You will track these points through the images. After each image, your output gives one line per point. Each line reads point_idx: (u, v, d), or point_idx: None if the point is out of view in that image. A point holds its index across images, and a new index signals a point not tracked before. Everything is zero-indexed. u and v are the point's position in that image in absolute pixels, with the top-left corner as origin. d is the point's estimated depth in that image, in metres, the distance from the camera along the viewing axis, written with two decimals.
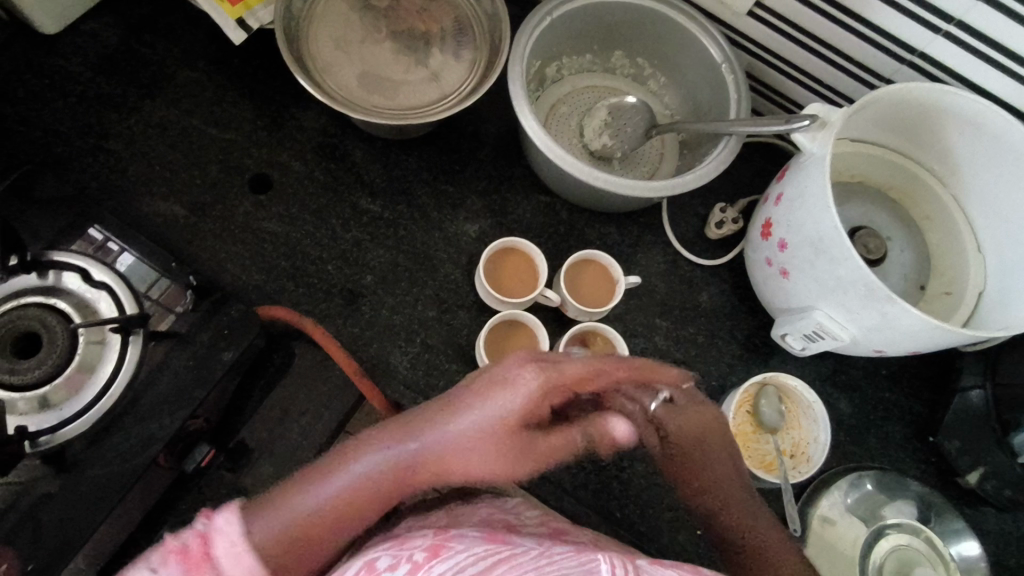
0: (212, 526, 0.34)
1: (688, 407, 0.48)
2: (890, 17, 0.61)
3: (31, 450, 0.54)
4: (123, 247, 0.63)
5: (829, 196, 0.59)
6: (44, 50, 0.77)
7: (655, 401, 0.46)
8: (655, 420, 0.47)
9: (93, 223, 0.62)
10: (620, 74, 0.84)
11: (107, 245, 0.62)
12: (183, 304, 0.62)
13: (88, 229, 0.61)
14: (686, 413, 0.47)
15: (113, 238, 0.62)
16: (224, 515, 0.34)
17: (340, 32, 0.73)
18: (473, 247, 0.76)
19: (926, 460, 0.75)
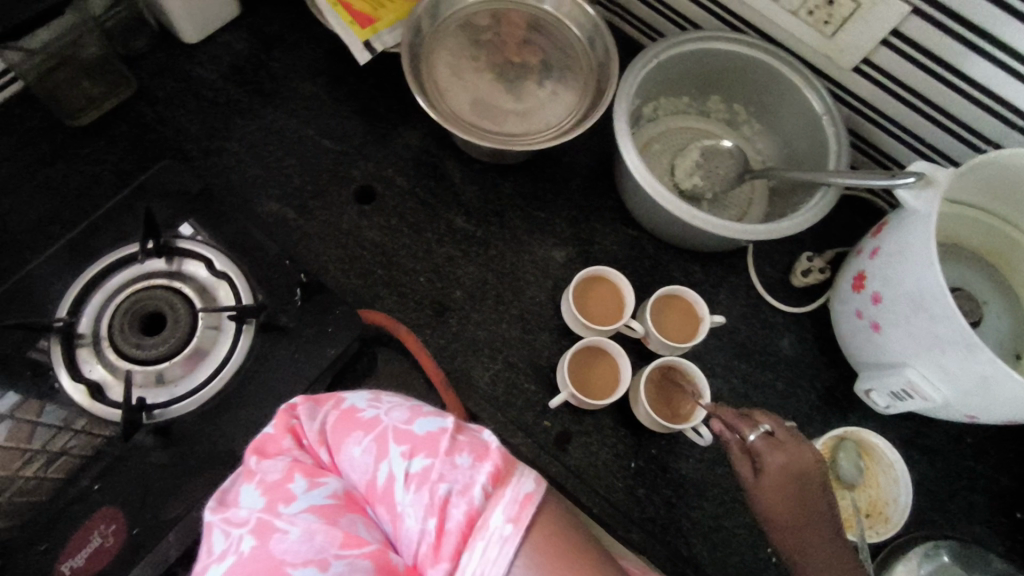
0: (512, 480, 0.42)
1: (787, 443, 0.56)
2: (1005, 82, 0.62)
3: (146, 422, 0.58)
4: (204, 242, 0.65)
5: (933, 254, 0.59)
6: (184, 57, 0.84)
7: (757, 433, 0.56)
8: (755, 450, 0.56)
9: (185, 219, 0.65)
10: (715, 118, 0.87)
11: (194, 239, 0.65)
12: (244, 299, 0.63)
13: (179, 225, 0.65)
14: (789, 448, 0.55)
15: (203, 233, 0.65)
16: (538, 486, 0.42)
17: (454, 59, 0.78)
18: (559, 272, 0.78)
19: (1012, 538, 0.71)
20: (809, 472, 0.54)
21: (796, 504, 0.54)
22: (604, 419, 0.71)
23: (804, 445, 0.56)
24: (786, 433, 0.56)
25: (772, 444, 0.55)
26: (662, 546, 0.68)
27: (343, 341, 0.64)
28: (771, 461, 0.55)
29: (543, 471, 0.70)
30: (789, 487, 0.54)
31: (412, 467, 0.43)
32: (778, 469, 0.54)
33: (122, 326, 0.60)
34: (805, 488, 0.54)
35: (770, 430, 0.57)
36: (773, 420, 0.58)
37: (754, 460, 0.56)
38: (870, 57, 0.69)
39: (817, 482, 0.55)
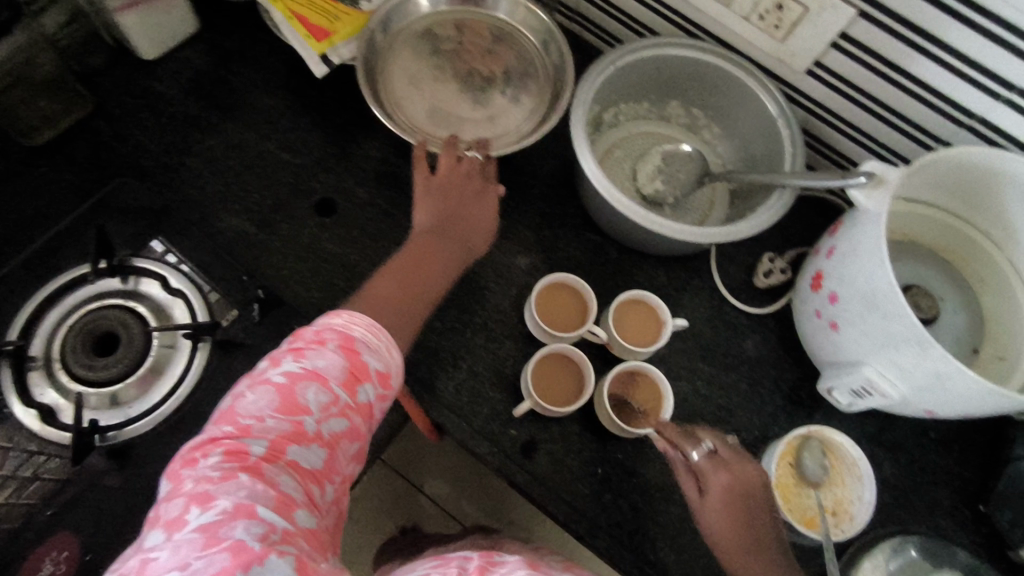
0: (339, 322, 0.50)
1: (731, 462, 0.60)
2: (950, 82, 0.63)
3: (99, 444, 0.57)
4: (182, 260, 0.65)
5: (884, 252, 0.59)
6: (142, 72, 0.83)
7: (699, 451, 0.61)
8: (701, 469, 0.60)
9: (157, 236, 0.65)
10: (675, 122, 0.88)
11: (167, 257, 0.65)
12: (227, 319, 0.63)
13: (151, 242, 0.65)
14: (732, 465, 0.60)
15: (173, 251, 0.65)
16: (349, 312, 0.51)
17: (413, 70, 0.78)
18: (523, 279, 0.78)
19: (975, 531, 0.72)
20: (751, 487, 0.59)
21: (740, 520, 0.58)
22: (569, 426, 0.71)
23: (745, 461, 0.60)
24: (729, 451, 0.61)
25: (717, 462, 0.60)
26: (629, 551, 0.68)
27: None
28: (715, 479, 0.59)
29: (509, 480, 0.70)
30: (733, 506, 0.58)
31: (290, 382, 0.46)
32: (721, 487, 0.59)
33: (73, 346, 0.59)
34: (748, 505, 0.58)
35: (713, 447, 0.61)
36: (716, 437, 0.62)
37: (699, 478, 0.60)
38: (821, 60, 0.70)
39: (760, 499, 0.59)
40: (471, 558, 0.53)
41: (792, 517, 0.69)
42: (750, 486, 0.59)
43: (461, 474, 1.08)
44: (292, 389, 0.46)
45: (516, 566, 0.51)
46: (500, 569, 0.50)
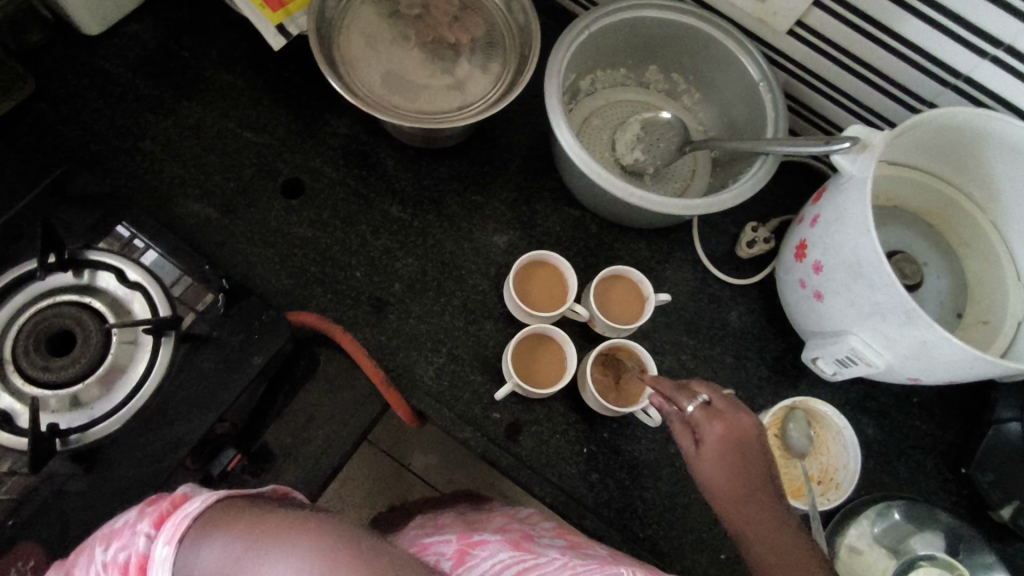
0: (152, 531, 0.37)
1: (725, 411, 0.55)
2: (936, 40, 0.60)
3: (61, 448, 0.54)
4: (148, 244, 0.62)
5: (869, 219, 0.58)
6: (86, 50, 0.78)
7: (695, 403, 0.56)
8: (694, 422, 0.56)
9: (121, 220, 0.62)
10: (654, 88, 0.84)
11: (132, 243, 0.62)
12: (205, 303, 0.61)
13: (115, 226, 0.62)
14: (727, 415, 0.55)
15: (140, 236, 0.62)
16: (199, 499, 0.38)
17: (376, 41, 0.74)
18: (501, 258, 0.75)
19: (957, 492, 0.73)
20: (747, 437, 0.54)
21: (738, 472, 0.53)
22: (553, 406, 0.70)
23: (743, 409, 0.55)
24: (725, 401, 0.56)
25: (710, 412, 0.55)
26: (618, 529, 0.67)
27: (270, 348, 0.61)
28: (709, 430, 0.54)
29: (494, 463, 0.69)
30: (729, 456, 0.53)
31: (201, 540, 0.36)
32: (717, 439, 0.54)
33: (27, 347, 0.56)
34: (744, 455, 0.53)
35: (709, 400, 0.56)
36: (712, 390, 0.57)
37: (694, 431, 0.56)
38: (803, 19, 0.67)
39: (755, 449, 0.54)
40: (458, 543, 0.57)
41: None
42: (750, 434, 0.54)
43: (447, 452, 1.07)
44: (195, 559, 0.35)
45: (499, 548, 0.54)
46: (482, 554, 0.54)
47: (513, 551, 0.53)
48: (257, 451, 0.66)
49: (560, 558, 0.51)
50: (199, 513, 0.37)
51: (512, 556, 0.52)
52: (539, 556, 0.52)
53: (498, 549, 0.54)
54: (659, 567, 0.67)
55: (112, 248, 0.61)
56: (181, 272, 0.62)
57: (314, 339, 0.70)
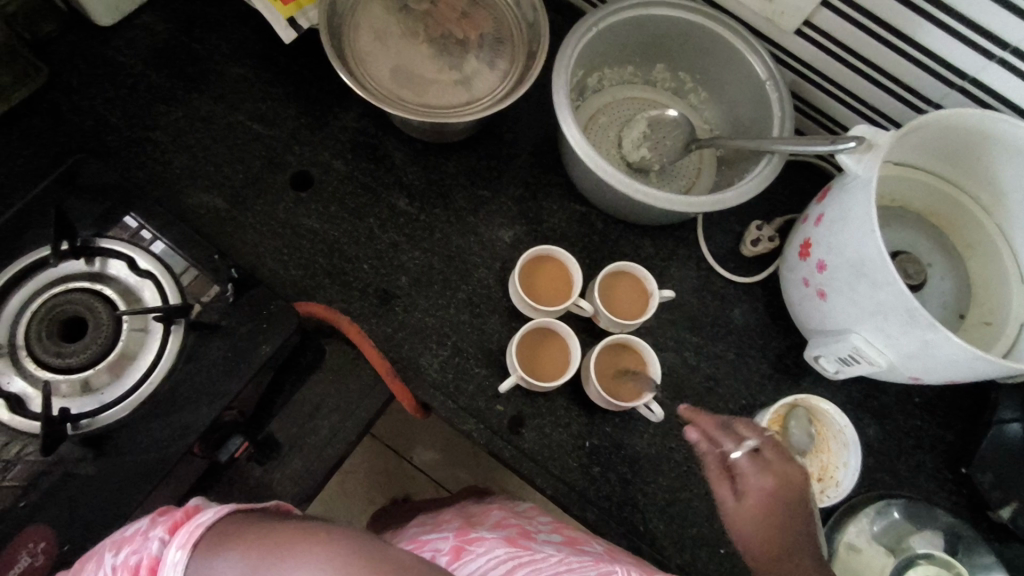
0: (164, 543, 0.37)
1: (775, 463, 0.52)
2: (943, 41, 0.61)
3: (72, 433, 0.55)
4: (156, 236, 0.62)
5: (874, 219, 0.58)
6: (98, 41, 0.79)
7: (741, 450, 0.52)
8: (738, 469, 0.52)
9: (129, 211, 0.62)
10: (661, 87, 0.85)
11: (141, 233, 0.62)
12: (210, 294, 0.62)
13: (123, 217, 0.62)
14: (776, 469, 0.52)
15: (148, 228, 0.63)
16: (213, 511, 0.38)
17: (384, 35, 0.74)
18: (507, 253, 0.76)
19: (956, 491, 0.73)
20: (795, 491, 0.51)
21: (774, 527, 0.50)
22: (556, 400, 0.71)
23: (791, 463, 0.52)
24: (773, 450, 0.53)
25: (760, 465, 0.51)
26: (619, 522, 0.68)
27: (277, 338, 0.61)
28: (756, 483, 0.51)
29: (497, 456, 0.70)
30: (769, 510, 0.50)
31: (210, 550, 0.36)
32: (764, 494, 0.51)
33: (40, 333, 0.57)
34: (784, 513, 0.50)
35: (756, 446, 0.53)
36: (759, 435, 0.54)
37: (736, 477, 0.52)
38: (811, 19, 0.67)
39: (801, 505, 0.51)
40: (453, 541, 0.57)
41: None
42: (796, 490, 0.51)
43: (449, 445, 1.08)
44: (204, 567, 0.36)
45: (495, 545, 0.54)
46: (478, 550, 0.54)
47: (509, 547, 0.54)
48: (263, 439, 0.67)
49: (557, 555, 0.52)
50: (212, 523, 0.37)
51: (507, 552, 0.53)
52: (536, 552, 0.53)
53: (492, 545, 0.54)
54: (660, 561, 0.67)
55: (120, 237, 0.62)
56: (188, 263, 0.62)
57: (320, 330, 0.71)
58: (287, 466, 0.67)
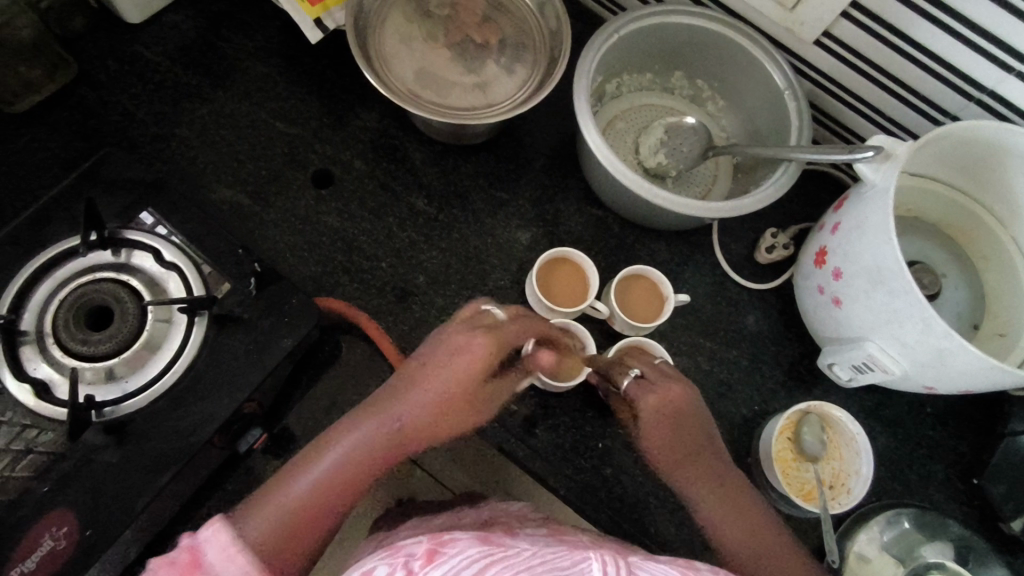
0: (199, 539, 0.45)
1: (657, 382, 0.58)
2: (962, 54, 0.61)
3: (97, 420, 0.56)
4: (169, 231, 0.63)
5: (891, 227, 0.58)
6: (127, 38, 0.80)
7: (628, 379, 0.59)
8: (631, 396, 0.59)
9: (146, 207, 0.63)
10: (678, 94, 0.86)
11: (157, 229, 0.63)
12: (215, 290, 0.62)
13: (139, 213, 0.63)
14: (658, 388, 0.57)
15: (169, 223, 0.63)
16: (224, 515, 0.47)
17: (408, 37, 0.75)
18: (524, 254, 0.77)
19: (968, 503, 0.73)
20: (676, 407, 0.57)
21: (672, 440, 0.57)
22: (570, 401, 0.72)
23: (672, 383, 0.58)
24: (655, 374, 0.59)
25: (643, 387, 0.58)
26: (630, 523, 0.69)
27: (299, 332, 0.62)
28: (643, 401, 0.57)
29: (510, 455, 0.70)
30: (666, 425, 0.57)
31: (237, 522, 0.47)
32: (652, 413, 0.57)
33: (67, 321, 0.58)
34: (679, 425, 0.57)
35: (641, 374, 0.59)
36: (643, 364, 0.60)
37: (633, 403, 0.59)
38: (830, 30, 0.68)
39: (692, 420, 0.58)
40: (420, 543, 0.46)
41: (790, 491, 0.70)
42: (676, 407, 0.56)
43: None
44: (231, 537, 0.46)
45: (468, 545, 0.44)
46: (450, 551, 0.43)
47: (480, 546, 0.44)
48: (279, 432, 0.70)
49: (531, 549, 0.45)
50: (231, 516, 0.48)
51: (483, 553, 0.43)
52: (508, 549, 0.44)
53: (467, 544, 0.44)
54: None
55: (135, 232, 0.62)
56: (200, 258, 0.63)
57: (338, 326, 0.72)
58: None
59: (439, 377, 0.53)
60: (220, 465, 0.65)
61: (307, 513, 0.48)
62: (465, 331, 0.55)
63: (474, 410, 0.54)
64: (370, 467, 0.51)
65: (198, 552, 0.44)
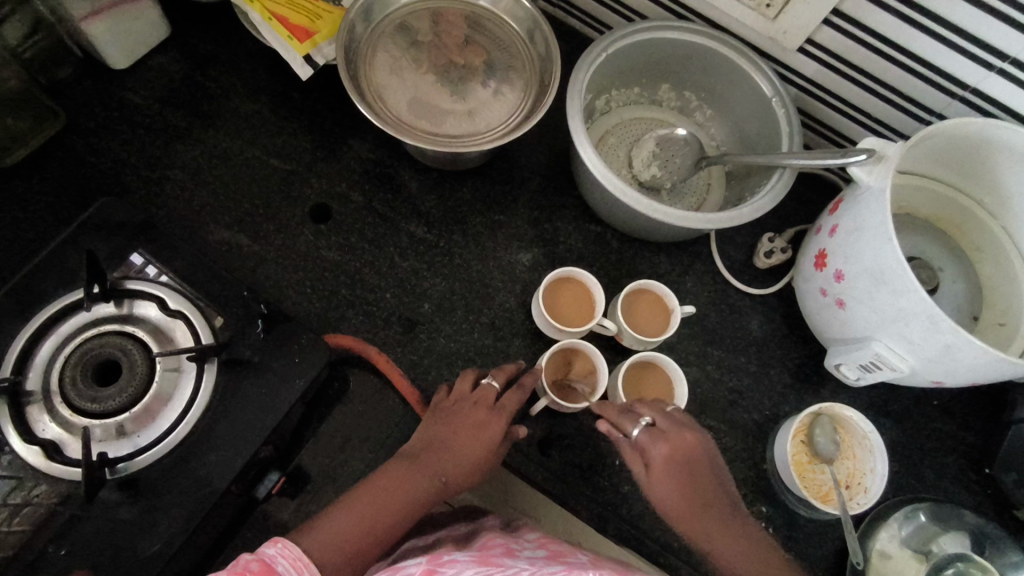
0: (271, 554, 0.44)
1: (669, 431, 0.58)
2: (943, 54, 0.63)
3: (110, 477, 0.55)
4: (162, 273, 0.62)
5: (890, 227, 0.59)
6: (113, 83, 0.80)
7: (639, 427, 0.58)
8: (640, 445, 0.58)
9: (136, 249, 0.62)
10: (667, 106, 0.87)
11: (146, 270, 0.62)
12: (207, 336, 0.61)
13: (129, 255, 0.62)
14: (671, 438, 0.57)
15: (167, 272, 0.62)
16: (285, 544, 0.46)
17: (396, 65, 0.75)
18: (527, 276, 0.77)
19: (981, 492, 0.74)
20: (691, 456, 0.57)
21: (686, 491, 0.55)
22: (584, 419, 0.72)
23: (683, 429, 0.58)
24: (668, 422, 0.59)
25: (656, 436, 0.57)
26: (652, 536, 0.69)
27: (311, 371, 0.61)
28: (656, 453, 0.57)
29: (528, 478, 0.70)
30: (681, 479, 0.56)
31: (300, 552, 0.46)
32: (664, 461, 0.56)
33: (74, 378, 0.57)
34: (692, 474, 0.56)
35: (652, 422, 0.59)
36: (654, 411, 0.60)
37: (642, 455, 0.58)
38: (813, 37, 0.69)
39: (704, 468, 0.57)
40: (419, 563, 0.47)
41: (808, 494, 0.70)
42: (692, 456, 0.57)
43: None
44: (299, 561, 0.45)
45: (466, 566, 0.46)
46: (448, 571, 0.45)
47: (479, 566, 0.46)
48: (295, 472, 0.69)
49: (530, 568, 0.45)
50: (292, 546, 0.47)
51: (478, 573, 0.45)
52: (506, 568, 0.45)
53: (463, 566, 0.45)
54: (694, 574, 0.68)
55: (128, 277, 0.61)
56: (197, 304, 0.62)
57: (346, 361, 0.72)
58: (321, 498, 0.69)
59: (456, 433, 0.59)
60: (237, 512, 0.64)
61: (363, 526, 0.51)
62: (471, 403, 0.61)
63: (485, 469, 0.59)
64: (404, 483, 0.54)
65: (271, 564, 0.43)
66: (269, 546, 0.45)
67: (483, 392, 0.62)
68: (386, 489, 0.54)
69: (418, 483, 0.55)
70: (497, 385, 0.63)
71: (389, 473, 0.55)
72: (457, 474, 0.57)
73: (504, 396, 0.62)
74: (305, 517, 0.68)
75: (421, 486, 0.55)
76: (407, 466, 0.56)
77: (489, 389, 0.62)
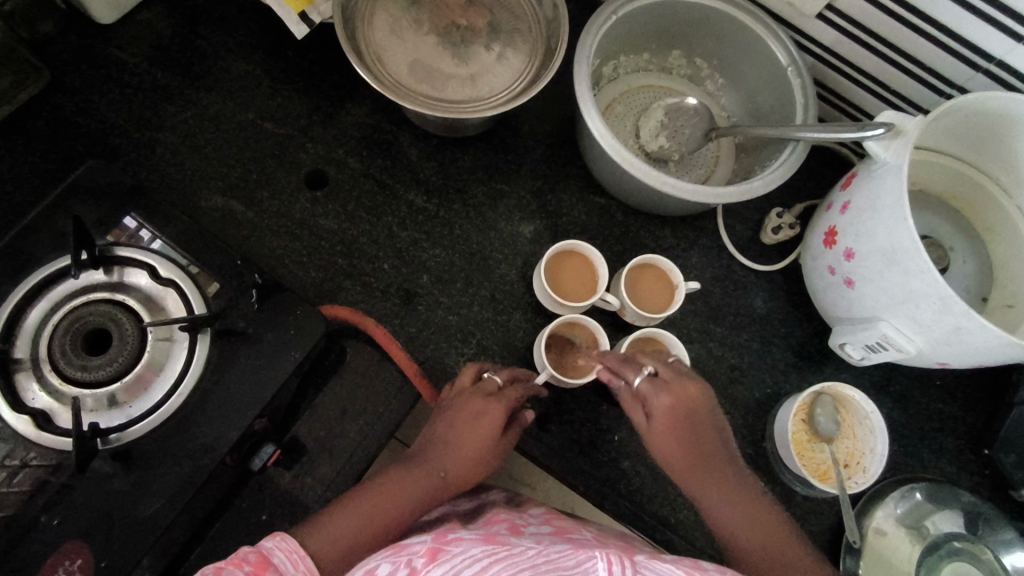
0: (266, 548, 0.44)
1: (672, 382, 0.57)
2: (970, 24, 0.60)
3: (103, 448, 0.54)
4: (155, 235, 0.60)
5: (905, 206, 0.57)
6: (100, 40, 0.76)
7: (640, 375, 0.58)
8: (641, 393, 0.57)
9: (130, 211, 0.60)
10: (677, 73, 0.84)
11: (140, 233, 0.60)
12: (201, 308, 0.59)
13: (123, 218, 0.60)
14: (674, 387, 0.57)
15: (159, 238, 0.60)
16: (278, 538, 0.45)
17: (396, 25, 0.72)
18: (529, 248, 0.75)
19: (979, 473, 0.74)
20: (695, 408, 0.56)
21: (687, 445, 0.55)
22: (584, 394, 0.71)
23: (686, 380, 0.57)
24: (670, 371, 0.58)
25: (658, 385, 0.57)
26: (651, 512, 0.69)
27: (307, 343, 0.60)
28: (657, 402, 0.56)
29: (526, 453, 0.70)
30: (682, 430, 0.55)
31: (295, 549, 0.45)
32: (666, 411, 0.56)
33: (63, 347, 0.56)
34: (694, 427, 0.56)
35: (653, 371, 0.58)
36: (656, 361, 0.59)
37: (644, 404, 0.57)
38: (834, 3, 0.67)
39: (706, 421, 0.57)
40: (424, 541, 0.44)
41: (807, 472, 0.69)
42: (693, 407, 0.56)
43: None
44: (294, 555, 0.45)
45: (472, 543, 0.42)
46: (454, 550, 0.41)
47: (485, 545, 0.42)
48: (291, 444, 0.68)
49: (536, 548, 0.42)
50: (287, 543, 0.45)
51: (484, 551, 0.41)
52: (512, 547, 0.42)
53: (469, 545, 0.42)
54: (692, 551, 0.68)
55: (120, 241, 0.60)
56: (188, 273, 0.60)
57: (344, 332, 0.71)
58: (318, 469, 0.68)
59: (451, 432, 0.57)
60: (233, 485, 0.64)
61: (367, 511, 0.51)
62: (472, 395, 0.60)
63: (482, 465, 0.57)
64: (404, 481, 0.54)
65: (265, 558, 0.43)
66: (266, 540, 0.45)
67: (488, 385, 0.61)
68: (393, 490, 0.53)
69: (419, 480, 0.54)
70: (500, 380, 0.62)
71: (391, 472, 0.55)
72: (456, 467, 0.56)
73: (506, 388, 0.61)
74: (303, 488, 0.68)
75: (421, 478, 0.54)
76: (407, 469, 0.55)
77: (490, 382, 0.61)
